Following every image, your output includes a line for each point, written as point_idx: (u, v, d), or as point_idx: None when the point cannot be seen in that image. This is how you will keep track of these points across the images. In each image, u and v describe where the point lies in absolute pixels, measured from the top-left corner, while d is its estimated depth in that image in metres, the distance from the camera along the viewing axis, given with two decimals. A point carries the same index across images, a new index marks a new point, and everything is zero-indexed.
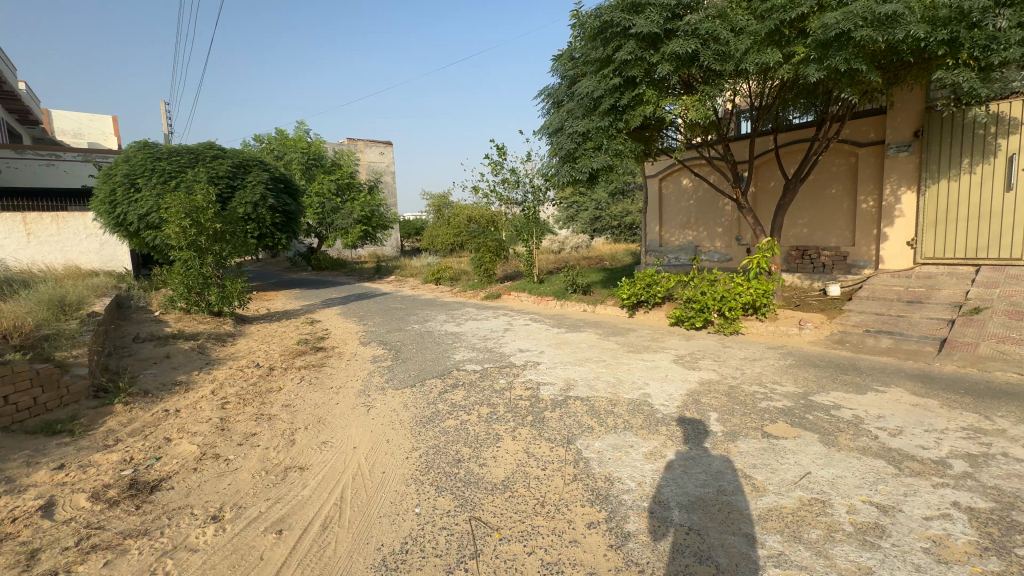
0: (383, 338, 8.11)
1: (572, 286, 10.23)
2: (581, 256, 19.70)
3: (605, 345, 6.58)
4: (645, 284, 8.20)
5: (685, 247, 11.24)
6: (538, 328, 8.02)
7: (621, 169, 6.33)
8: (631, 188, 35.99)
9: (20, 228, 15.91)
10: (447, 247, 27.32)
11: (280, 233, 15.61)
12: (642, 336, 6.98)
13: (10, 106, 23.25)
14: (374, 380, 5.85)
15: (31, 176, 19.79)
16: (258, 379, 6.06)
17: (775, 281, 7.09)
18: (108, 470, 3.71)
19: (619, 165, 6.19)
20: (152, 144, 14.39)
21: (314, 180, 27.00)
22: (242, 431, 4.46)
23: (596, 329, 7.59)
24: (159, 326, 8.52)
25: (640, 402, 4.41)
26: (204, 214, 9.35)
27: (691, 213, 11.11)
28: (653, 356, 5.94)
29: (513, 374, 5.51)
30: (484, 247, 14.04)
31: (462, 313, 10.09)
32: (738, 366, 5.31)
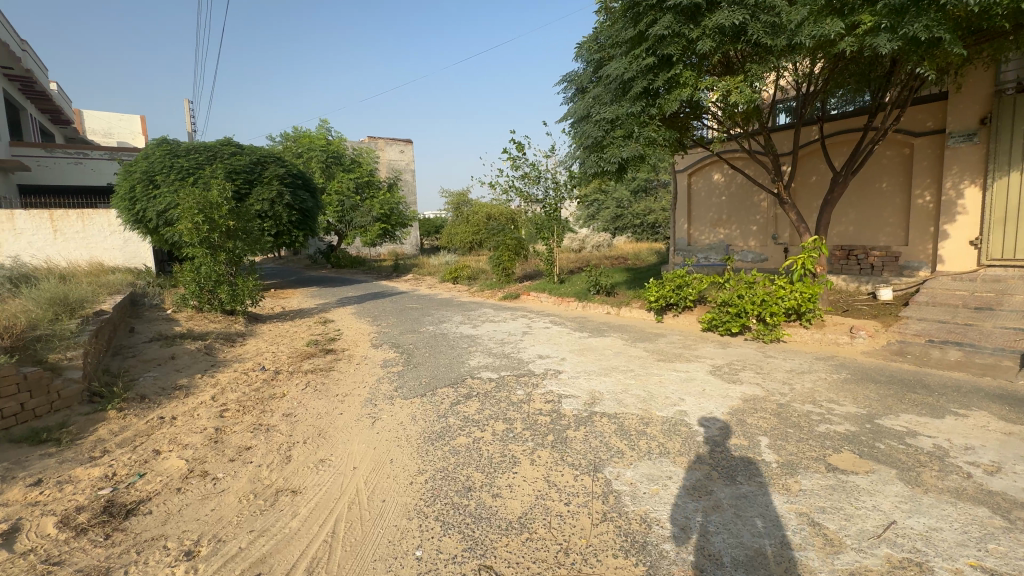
0: (395, 340, 7.74)
1: (595, 287, 9.70)
2: (603, 255, 19.09)
3: (632, 352, 6.05)
4: (674, 286, 7.62)
5: (715, 246, 10.57)
6: (558, 332, 7.52)
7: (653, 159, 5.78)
8: (655, 185, 35.09)
9: (47, 225, 16.19)
10: (466, 245, 27.02)
11: (297, 230, 15.48)
12: (673, 343, 6.42)
13: (43, 106, 23.82)
14: (382, 387, 5.45)
15: (60, 174, 20.17)
16: (262, 384, 5.73)
17: (822, 283, 6.42)
18: (86, 488, 3.38)
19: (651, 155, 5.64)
20: (172, 140, 14.40)
21: (334, 178, 26.99)
22: (236, 444, 4.10)
23: (622, 334, 7.06)
24: (170, 325, 8.33)
25: (676, 422, 3.88)
26: (217, 211, 9.13)
27: (723, 210, 10.44)
28: (687, 366, 5.39)
29: (532, 384, 5.04)
30: (503, 246, 13.59)
31: (479, 314, 9.66)
32: (786, 380, 4.73)
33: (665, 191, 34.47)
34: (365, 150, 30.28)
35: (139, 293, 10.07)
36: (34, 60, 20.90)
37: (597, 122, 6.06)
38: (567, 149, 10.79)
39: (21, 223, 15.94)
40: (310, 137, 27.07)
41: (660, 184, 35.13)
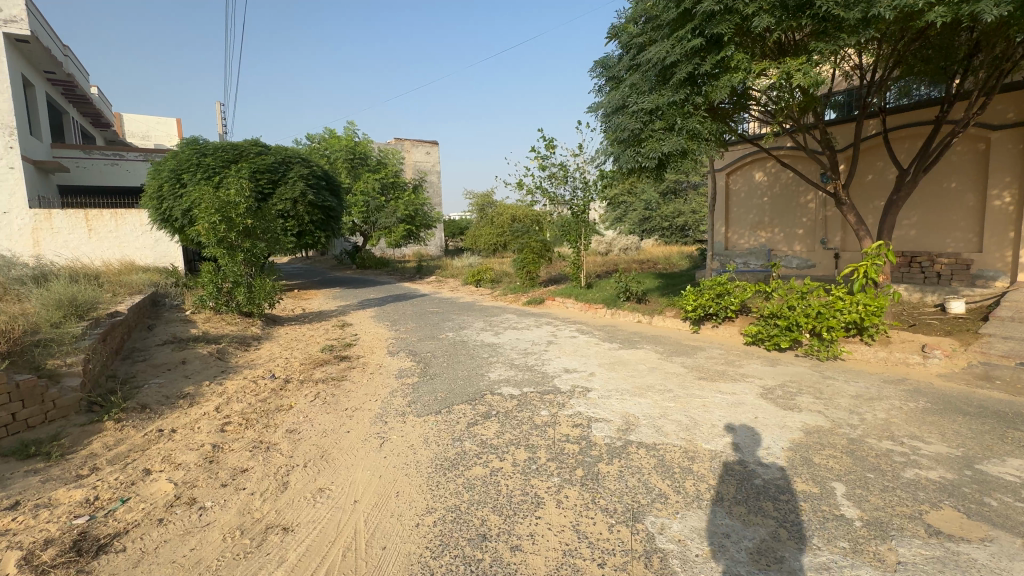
0: (413, 348, 7.36)
1: (625, 293, 9.10)
2: (632, 258, 18.39)
3: (668, 369, 5.47)
4: (714, 294, 6.99)
5: (756, 250, 9.84)
6: (586, 343, 6.98)
7: (698, 154, 5.24)
8: (684, 187, 34.05)
9: (83, 224, 16.55)
10: (490, 247, 26.67)
11: (320, 231, 15.38)
12: (713, 359, 5.81)
13: (84, 110, 24.60)
14: (395, 401, 5.04)
15: (98, 175, 20.60)
16: (269, 394, 5.41)
17: (890, 294, 5.64)
18: (62, 515, 3.05)
19: (696, 150, 5.10)
20: (200, 139, 14.50)
21: (360, 179, 27.07)
22: (231, 466, 3.73)
23: (655, 347, 6.48)
24: (186, 327, 8.17)
25: (727, 458, 3.32)
26: (235, 209, 8.95)
27: (765, 212, 9.72)
28: (733, 387, 4.79)
29: (557, 405, 4.54)
30: (527, 248, 13.12)
31: (501, 321, 9.20)
32: (853, 408, 4.08)
33: (695, 193, 33.34)
34: (390, 151, 30.31)
35: (161, 293, 10.02)
36: (75, 64, 21.54)
37: (634, 114, 5.56)
38: (596, 147, 10.25)
39: (59, 222, 16.43)
40: (336, 139, 27.19)
41: (690, 186, 34.03)
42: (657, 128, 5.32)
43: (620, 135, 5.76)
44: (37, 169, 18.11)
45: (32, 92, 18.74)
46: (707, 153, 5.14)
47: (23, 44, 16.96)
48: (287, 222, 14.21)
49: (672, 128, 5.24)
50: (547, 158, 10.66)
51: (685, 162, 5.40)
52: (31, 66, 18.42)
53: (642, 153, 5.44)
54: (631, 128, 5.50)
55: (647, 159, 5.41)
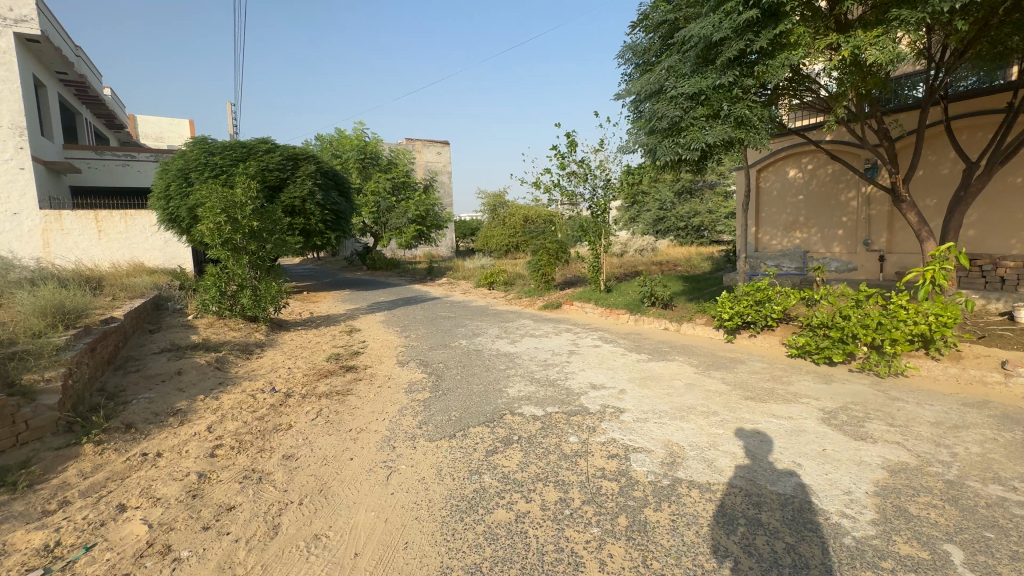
0: (424, 357, 6.87)
1: (649, 298, 8.53)
2: (649, 260, 17.77)
3: (708, 386, 4.90)
4: (752, 301, 6.42)
5: (789, 252, 9.20)
6: (611, 353, 6.42)
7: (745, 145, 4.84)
8: (700, 187, 33.31)
9: (92, 225, 16.39)
10: (502, 248, 26.23)
11: (329, 231, 15.01)
12: (757, 374, 5.21)
13: (97, 111, 24.58)
14: (404, 421, 4.55)
15: (108, 176, 20.49)
16: (268, 411, 4.95)
17: (960, 299, 4.89)
18: (14, 568, 2.59)
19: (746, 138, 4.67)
20: (208, 138, 14.21)
21: (370, 179, 26.76)
22: (217, 502, 3.25)
23: (689, 359, 5.90)
24: (187, 333, 7.78)
25: (799, 505, 2.77)
26: (241, 210, 8.53)
27: (799, 211, 9.07)
28: (787, 409, 4.21)
29: (587, 430, 4.01)
30: (542, 250, 12.59)
31: (517, 326, 8.67)
32: (936, 439, 3.49)
33: (711, 192, 32.52)
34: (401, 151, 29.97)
35: (164, 297, 9.67)
36: (88, 65, 21.49)
37: (673, 100, 5.13)
38: (619, 141, 9.69)
39: (69, 223, 16.29)
40: (347, 139, 26.91)
41: (706, 185, 33.21)
42: (700, 115, 4.89)
43: (653, 125, 5.32)
44: (48, 169, 17.99)
45: (45, 93, 18.65)
46: (758, 143, 4.72)
47: (34, 44, 16.81)
48: (295, 222, 13.86)
49: (718, 115, 4.83)
50: (566, 154, 10.09)
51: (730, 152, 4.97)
52: (43, 66, 18.31)
53: (681, 144, 5.00)
54: (669, 116, 5.06)
55: (686, 150, 4.97)
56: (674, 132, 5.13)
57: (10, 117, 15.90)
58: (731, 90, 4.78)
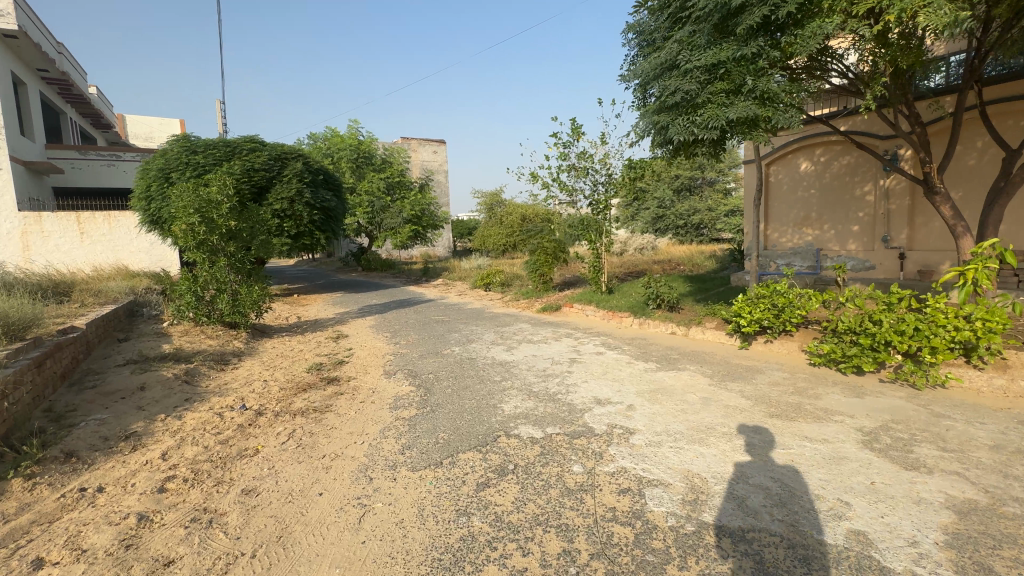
0: (413, 367, 6.34)
1: (654, 300, 8.02)
2: (650, 258, 17.28)
3: (726, 401, 4.38)
4: (768, 304, 5.93)
5: (801, 250, 8.71)
6: (616, 362, 5.90)
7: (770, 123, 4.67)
8: (699, 184, 32.89)
9: (74, 227, 15.86)
10: (499, 248, 25.75)
11: (319, 232, 14.42)
12: (779, 387, 4.69)
13: (82, 110, 23.94)
14: (386, 444, 4.03)
15: (93, 176, 19.90)
16: (234, 433, 4.42)
17: (1006, 303, 4.31)
18: None
19: (770, 115, 4.54)
20: (191, 136, 13.67)
21: (364, 178, 26.21)
22: (155, 555, 2.72)
23: (702, 369, 5.39)
24: (158, 342, 7.23)
25: (857, 562, 2.26)
26: (215, 209, 7.94)
27: (810, 207, 8.57)
28: (820, 429, 3.70)
29: (593, 458, 3.48)
30: (540, 249, 12.08)
31: (515, 331, 8.15)
32: (1005, 469, 2.98)
33: (711, 189, 32.04)
34: (395, 150, 29.41)
35: (140, 302, 9.12)
36: (71, 62, 20.85)
37: (687, 75, 4.94)
38: (620, 134, 9.21)
39: (49, 225, 15.67)
40: (340, 137, 26.32)
41: (705, 182, 32.74)
42: (718, 91, 4.74)
43: (664, 103, 5.10)
44: (28, 170, 17.38)
45: (25, 92, 18.02)
46: (782, 119, 4.58)
47: (12, 39, 16.16)
48: (283, 222, 13.30)
49: (739, 90, 4.69)
50: (564, 149, 9.57)
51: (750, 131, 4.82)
52: (22, 63, 17.67)
53: (697, 122, 4.79)
54: (685, 91, 4.86)
55: (703, 128, 4.77)
56: (689, 109, 4.94)
57: None
58: (754, 62, 4.63)
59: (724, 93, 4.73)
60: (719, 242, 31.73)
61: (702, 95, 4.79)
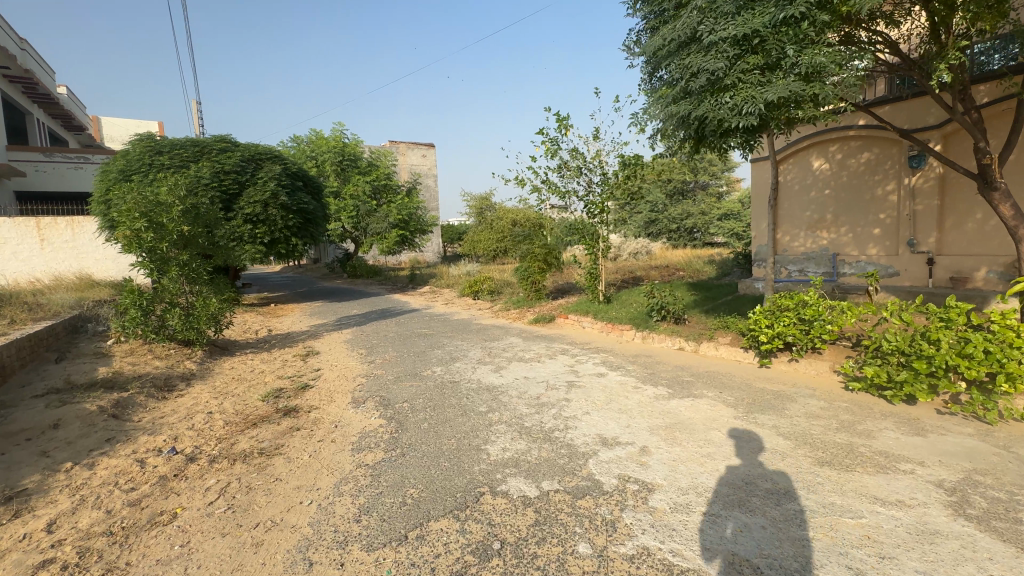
0: (385, 393, 5.48)
1: (659, 311, 7.23)
2: (646, 264, 16.60)
3: (760, 441, 3.58)
4: (793, 318, 5.15)
5: (816, 255, 8.00)
6: (620, 386, 5.09)
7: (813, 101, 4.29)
8: (692, 188, 32.56)
9: (33, 234, 14.78)
10: (489, 254, 25.08)
11: (296, 237, 13.44)
12: (821, 421, 3.90)
13: (51, 111, 22.79)
14: (339, 507, 3.17)
15: (59, 180, 18.82)
16: (151, 489, 3.52)
17: None
18: None
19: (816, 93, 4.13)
20: (156, 136, 12.70)
21: (349, 181, 25.30)
22: None
23: (723, 396, 4.59)
24: (95, 365, 6.29)
25: None
26: (165, 212, 7.12)
27: (825, 208, 7.87)
28: (889, 485, 2.91)
29: (605, 531, 2.66)
30: (531, 255, 11.31)
31: (504, 347, 7.33)
32: None
33: (704, 193, 31.73)
34: (381, 153, 28.56)
35: (86, 317, 8.15)
36: (35, 59, 19.78)
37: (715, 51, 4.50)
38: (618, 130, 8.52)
39: (5, 231, 14.51)
40: (324, 139, 25.36)
41: (698, 186, 32.32)
42: (751, 69, 4.36)
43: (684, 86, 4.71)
44: None
45: None
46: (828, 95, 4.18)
47: None
48: (256, 228, 12.38)
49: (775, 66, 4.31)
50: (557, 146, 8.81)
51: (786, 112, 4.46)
52: None
53: (727, 105, 4.40)
54: (711, 71, 4.44)
55: (735, 112, 4.38)
56: (714, 92, 4.55)
57: None
58: (793, 32, 4.20)
59: (754, 73, 4.36)
60: (713, 246, 31.25)
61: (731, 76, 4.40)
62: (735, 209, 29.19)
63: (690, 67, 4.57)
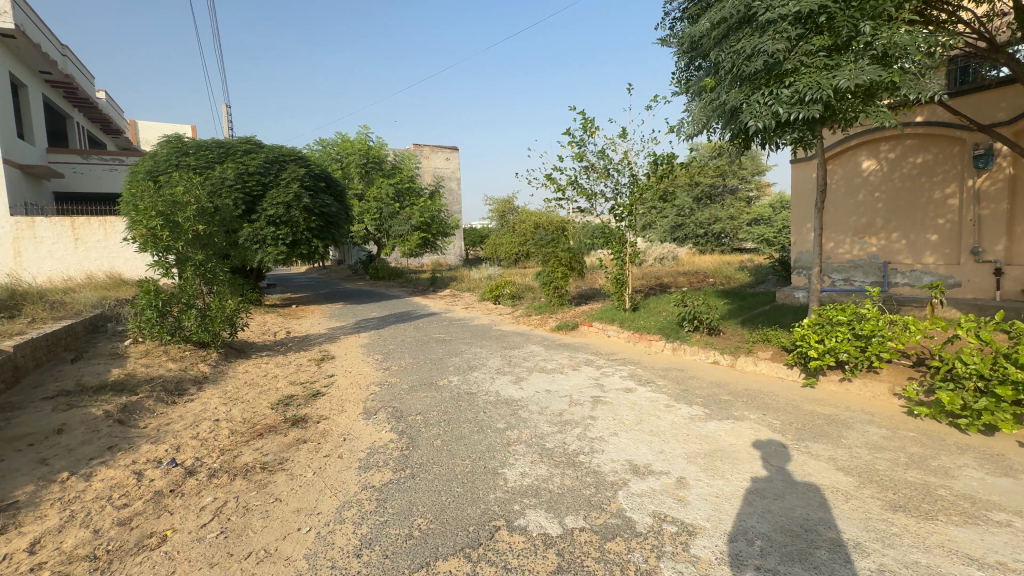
0: (398, 404, 5.18)
1: (691, 322, 6.74)
2: (674, 270, 15.99)
3: (818, 478, 3.11)
4: (848, 334, 4.62)
5: (864, 263, 7.38)
6: (651, 404, 4.66)
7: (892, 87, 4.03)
8: (720, 192, 31.64)
9: (68, 234, 15.25)
10: (511, 257, 24.80)
11: (318, 239, 13.33)
12: (886, 454, 3.41)
13: (90, 115, 23.56)
14: (339, 538, 2.85)
15: (94, 181, 19.34)
16: (143, 507, 3.28)
17: None
18: None
19: (893, 78, 3.89)
20: (184, 138, 12.81)
21: (373, 184, 25.39)
22: None
23: (768, 420, 4.12)
24: (109, 366, 6.20)
25: None
26: (181, 210, 7.02)
27: (875, 212, 7.25)
28: (985, 542, 2.42)
29: None
30: (554, 259, 10.95)
31: (525, 356, 6.96)
32: None
33: (733, 197, 30.79)
34: (405, 156, 28.67)
35: (107, 316, 8.15)
36: (75, 65, 20.49)
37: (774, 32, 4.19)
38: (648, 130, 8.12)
39: (43, 231, 15.11)
40: (349, 142, 25.55)
41: (726, 190, 31.44)
42: (817, 51, 4.07)
43: (736, 71, 4.39)
44: (26, 174, 16.75)
45: (25, 95, 17.50)
46: (906, 80, 3.93)
47: (11, 40, 15.58)
48: (278, 230, 12.36)
49: (842, 49, 4.05)
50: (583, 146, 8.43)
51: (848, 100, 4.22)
52: (23, 65, 17.12)
53: (788, 92, 4.10)
54: (771, 54, 4.13)
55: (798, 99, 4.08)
56: (772, 78, 4.26)
57: None
58: (864, 10, 3.94)
59: (818, 57, 4.08)
60: (741, 251, 30.31)
61: (793, 59, 4.11)
62: (765, 214, 28.24)
63: (745, 50, 4.25)
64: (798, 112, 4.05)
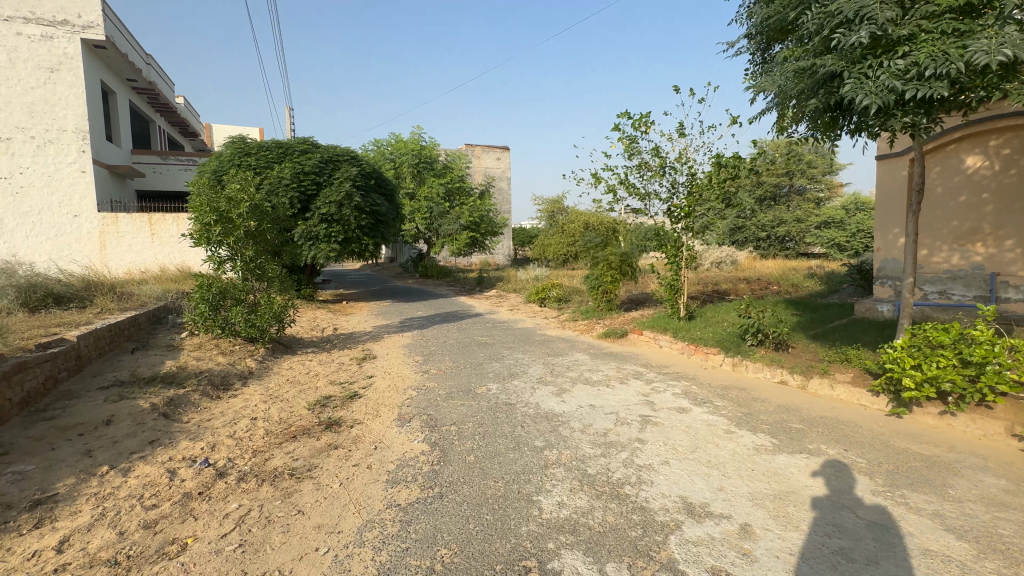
0: (433, 411, 4.96)
1: (755, 335, 6.10)
2: (733, 275, 14.97)
3: (921, 541, 2.55)
4: (951, 363, 3.87)
5: (965, 274, 6.42)
6: (708, 428, 4.17)
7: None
8: (785, 192, 29.61)
9: (146, 228, 16.43)
10: (559, 258, 24.37)
11: (368, 237, 13.50)
12: (1010, 514, 2.77)
13: (171, 119, 25.38)
14: (356, 565, 2.63)
15: (171, 180, 20.65)
16: (169, 510, 3.21)
17: None
18: None
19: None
20: (247, 138, 13.39)
21: (424, 183, 25.75)
22: None
23: (850, 458, 3.53)
24: (164, 357, 6.43)
25: None
26: (235, 207, 7.21)
27: (982, 216, 6.28)
28: None
29: None
30: (604, 262, 10.46)
31: (569, 365, 6.58)
32: None
33: (800, 198, 28.74)
34: (456, 155, 28.89)
35: (169, 308, 8.57)
36: (159, 72, 22.17)
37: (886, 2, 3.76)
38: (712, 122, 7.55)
39: (125, 225, 16.37)
40: (403, 142, 26.04)
41: (793, 190, 29.37)
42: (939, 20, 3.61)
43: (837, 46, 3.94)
44: (112, 174, 18.18)
45: (114, 101, 19.04)
46: None
47: (102, 50, 16.92)
48: (330, 227, 12.63)
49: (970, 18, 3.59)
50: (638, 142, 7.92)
51: (977, 77, 3.70)
52: (113, 73, 18.60)
53: (907, 67, 3.62)
54: (884, 24, 3.67)
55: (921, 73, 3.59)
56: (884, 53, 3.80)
57: (75, 121, 16.01)
58: None
59: (942, 24, 3.60)
60: (809, 256, 28.20)
61: (910, 25, 3.66)
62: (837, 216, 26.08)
63: (851, 22, 3.81)
64: (916, 87, 3.57)
